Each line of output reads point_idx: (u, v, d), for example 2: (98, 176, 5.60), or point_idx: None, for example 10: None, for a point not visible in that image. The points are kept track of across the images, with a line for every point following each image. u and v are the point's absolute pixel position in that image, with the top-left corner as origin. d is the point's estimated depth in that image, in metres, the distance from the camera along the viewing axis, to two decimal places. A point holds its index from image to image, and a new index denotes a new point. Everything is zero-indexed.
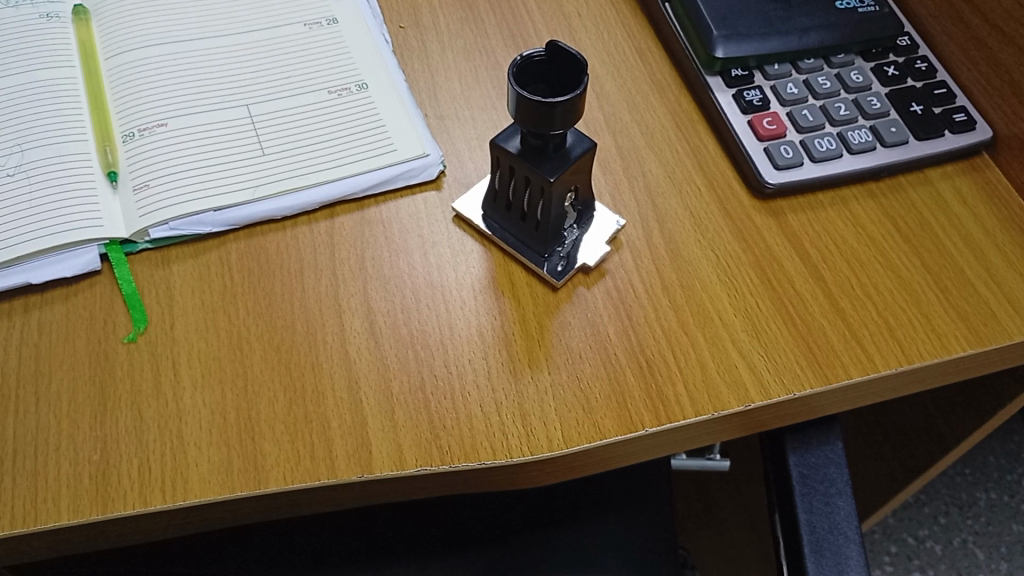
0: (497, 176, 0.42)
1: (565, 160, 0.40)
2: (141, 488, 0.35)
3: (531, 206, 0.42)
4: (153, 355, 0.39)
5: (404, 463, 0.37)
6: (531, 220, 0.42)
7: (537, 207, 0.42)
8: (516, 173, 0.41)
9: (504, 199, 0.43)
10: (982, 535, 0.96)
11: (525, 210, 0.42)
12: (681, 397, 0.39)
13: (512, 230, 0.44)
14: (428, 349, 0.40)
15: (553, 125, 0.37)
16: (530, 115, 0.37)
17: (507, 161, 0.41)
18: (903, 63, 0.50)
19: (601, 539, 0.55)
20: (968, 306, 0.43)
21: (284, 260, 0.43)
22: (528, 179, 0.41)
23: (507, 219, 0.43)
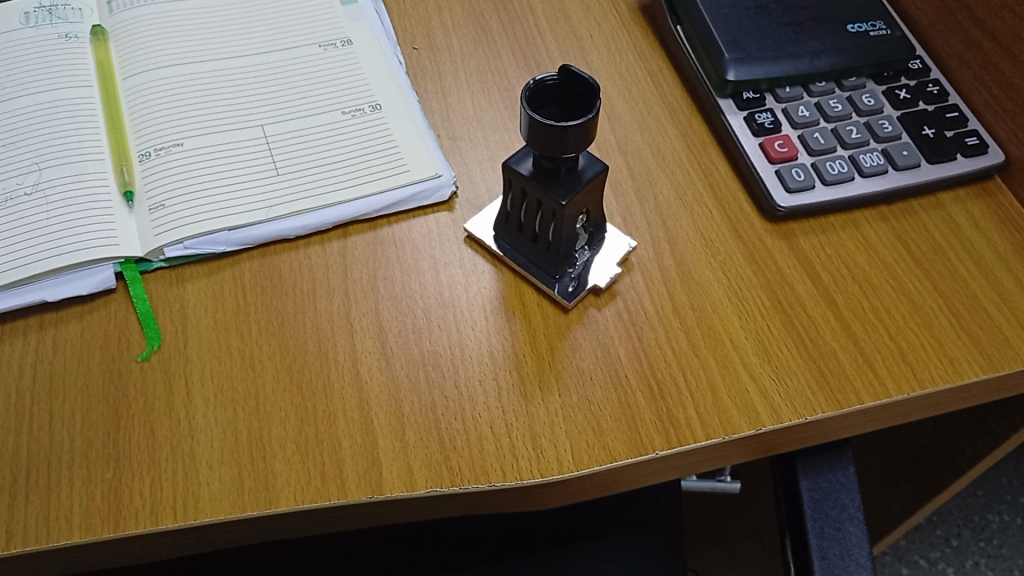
0: (509, 195, 0.43)
1: (578, 183, 0.40)
2: (153, 507, 0.36)
3: (543, 226, 0.42)
4: (166, 373, 0.39)
5: (414, 484, 0.37)
6: (542, 240, 0.42)
7: (549, 227, 0.42)
8: (527, 194, 0.41)
9: (516, 219, 0.43)
10: (995, 558, 0.95)
11: (537, 230, 0.42)
12: (691, 420, 0.39)
13: (523, 251, 0.44)
14: (439, 369, 0.40)
15: (566, 149, 0.37)
16: (544, 139, 0.37)
17: (518, 182, 0.41)
18: (915, 87, 0.50)
19: (609, 560, 0.55)
20: (981, 331, 0.43)
21: (296, 280, 0.43)
22: (540, 201, 0.41)
23: (519, 240, 0.44)
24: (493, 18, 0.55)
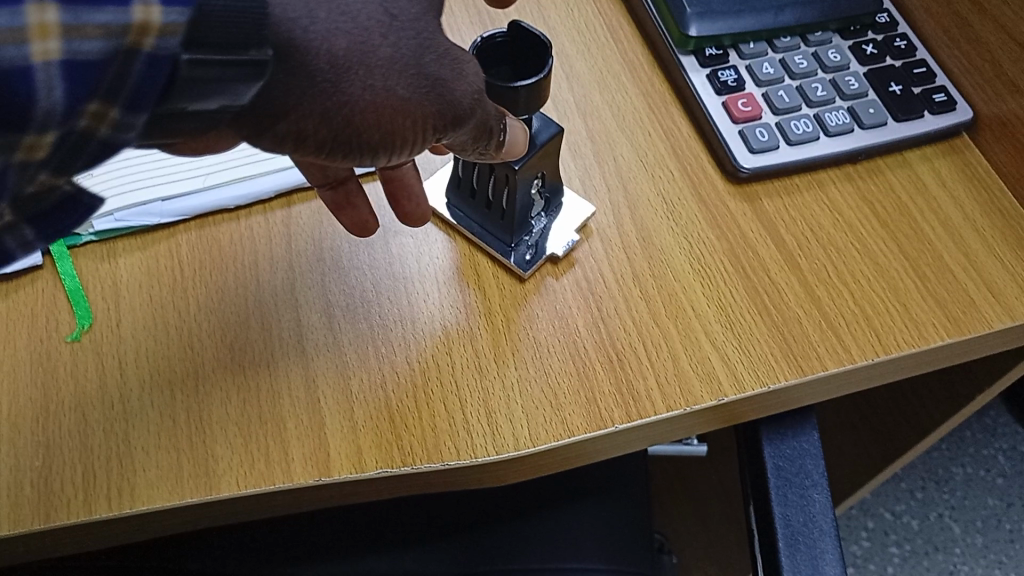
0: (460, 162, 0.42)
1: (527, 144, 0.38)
2: (85, 496, 0.34)
3: (497, 192, 0.41)
4: (99, 354, 0.37)
5: (364, 465, 0.35)
6: (497, 207, 0.41)
7: (504, 193, 0.41)
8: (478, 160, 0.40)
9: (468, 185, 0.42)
10: (958, 510, 0.97)
11: (491, 196, 0.41)
12: (652, 392, 0.38)
13: (477, 219, 0.42)
14: (389, 344, 0.39)
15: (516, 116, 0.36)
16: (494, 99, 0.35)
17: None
18: (882, 41, 0.49)
19: (573, 529, 0.54)
20: (947, 294, 0.42)
21: (237, 253, 0.41)
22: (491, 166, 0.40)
23: (472, 207, 0.42)
24: None
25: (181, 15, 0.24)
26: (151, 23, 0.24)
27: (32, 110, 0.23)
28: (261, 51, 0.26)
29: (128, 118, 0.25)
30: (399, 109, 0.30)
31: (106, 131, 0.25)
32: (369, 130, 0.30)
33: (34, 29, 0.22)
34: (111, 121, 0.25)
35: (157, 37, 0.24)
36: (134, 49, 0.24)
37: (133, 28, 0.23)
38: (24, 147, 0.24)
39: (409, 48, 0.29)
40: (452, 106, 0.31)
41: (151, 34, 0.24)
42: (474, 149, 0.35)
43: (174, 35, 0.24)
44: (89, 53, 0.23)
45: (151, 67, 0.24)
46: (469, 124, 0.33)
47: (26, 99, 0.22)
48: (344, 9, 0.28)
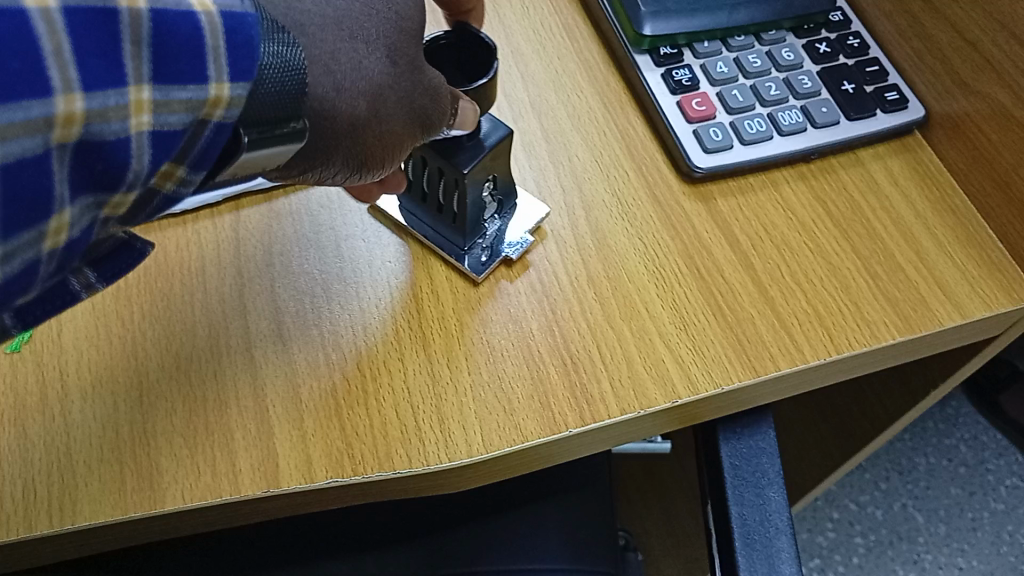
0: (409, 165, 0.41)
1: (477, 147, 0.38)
2: (25, 512, 0.33)
3: (448, 196, 0.40)
4: (39, 365, 0.36)
5: (313, 474, 0.35)
6: (449, 210, 0.41)
7: (456, 196, 0.40)
8: (427, 164, 0.40)
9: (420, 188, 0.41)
10: (921, 499, 0.98)
11: (443, 199, 0.40)
12: (605, 395, 0.38)
13: (429, 222, 0.42)
14: (339, 351, 0.38)
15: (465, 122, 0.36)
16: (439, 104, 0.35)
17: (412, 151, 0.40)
18: (835, 40, 0.49)
19: (537, 529, 0.54)
20: (898, 292, 0.42)
21: (183, 258, 0.40)
22: (440, 170, 0.39)
23: (424, 210, 0.42)
24: None
25: (246, 89, 0.26)
26: (222, 98, 0.26)
27: (121, 173, 0.25)
28: (300, 120, 0.28)
29: (193, 176, 0.27)
30: (398, 141, 0.32)
31: (170, 190, 0.27)
32: (372, 161, 0.32)
33: (132, 105, 0.24)
34: (176, 181, 0.27)
35: (225, 109, 0.26)
36: (205, 120, 0.26)
37: (206, 102, 0.25)
38: (111, 204, 0.26)
39: (404, 87, 0.31)
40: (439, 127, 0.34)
41: (220, 106, 0.26)
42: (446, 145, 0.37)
43: (239, 107, 0.26)
44: (172, 125, 0.25)
45: (218, 134, 0.26)
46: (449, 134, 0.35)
47: (118, 165, 0.25)
48: (353, 65, 0.29)
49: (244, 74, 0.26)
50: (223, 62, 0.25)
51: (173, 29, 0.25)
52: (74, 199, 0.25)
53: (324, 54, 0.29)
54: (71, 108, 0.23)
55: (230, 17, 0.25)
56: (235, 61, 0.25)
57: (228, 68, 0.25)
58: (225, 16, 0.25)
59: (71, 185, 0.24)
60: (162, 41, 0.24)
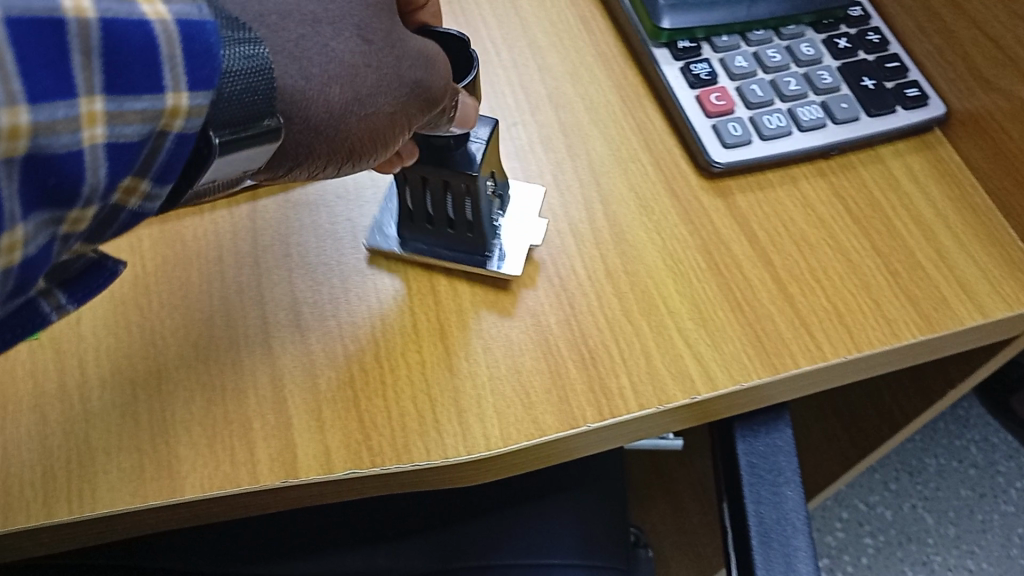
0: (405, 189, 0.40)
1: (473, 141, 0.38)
2: (45, 498, 0.33)
3: (460, 205, 0.39)
4: (57, 353, 0.36)
5: (331, 465, 0.35)
6: (463, 218, 0.40)
7: (468, 201, 0.39)
8: (429, 181, 0.39)
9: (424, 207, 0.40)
10: (931, 500, 0.98)
11: (454, 210, 0.40)
12: (624, 390, 0.38)
13: (442, 244, 0.41)
14: (357, 342, 0.38)
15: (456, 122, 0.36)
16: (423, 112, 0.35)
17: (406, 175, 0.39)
18: (855, 35, 0.48)
19: (547, 525, 0.54)
20: (918, 290, 0.42)
21: (201, 247, 0.40)
22: (448, 181, 0.38)
23: (434, 235, 0.40)
24: None
25: (207, 99, 0.24)
26: (182, 108, 0.24)
27: (76, 189, 0.23)
28: (273, 118, 0.27)
29: (156, 189, 0.25)
30: (391, 126, 0.32)
31: (135, 203, 0.25)
32: (369, 149, 0.32)
33: (85, 117, 0.22)
34: (141, 195, 0.25)
35: (185, 119, 0.24)
36: (165, 132, 0.24)
37: (164, 114, 0.24)
38: (69, 221, 0.24)
39: (386, 62, 0.31)
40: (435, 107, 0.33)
41: (180, 117, 0.24)
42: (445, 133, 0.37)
43: (201, 116, 0.25)
44: (129, 137, 0.23)
45: (179, 145, 0.25)
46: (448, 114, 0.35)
47: (72, 181, 0.23)
48: (320, 49, 0.29)
49: (204, 83, 0.24)
50: (182, 70, 0.23)
51: (126, 37, 0.22)
52: (28, 215, 0.23)
53: (288, 43, 0.29)
54: (17, 121, 0.21)
55: (189, 23, 0.24)
56: (195, 68, 0.24)
57: (187, 77, 0.24)
58: (184, 23, 0.23)
59: (23, 202, 0.22)
60: (115, 47, 0.22)
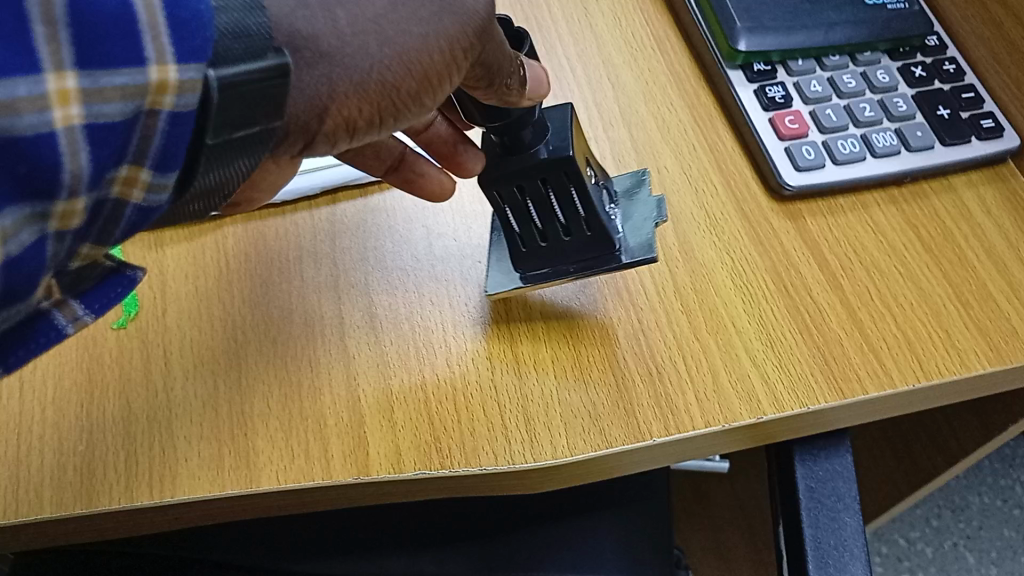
0: (501, 215, 0.39)
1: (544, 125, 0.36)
2: (128, 482, 0.35)
3: (564, 202, 0.38)
4: (143, 342, 0.38)
5: (402, 465, 0.36)
6: (569, 218, 0.38)
7: (568, 192, 0.37)
8: (523, 192, 0.37)
9: (528, 223, 0.39)
10: (973, 539, 0.96)
11: (558, 213, 0.38)
12: (690, 407, 0.38)
13: (563, 263, 0.40)
14: (430, 345, 0.39)
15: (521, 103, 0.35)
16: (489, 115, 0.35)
17: (494, 197, 0.38)
18: (931, 64, 0.48)
19: (601, 539, 0.53)
20: (990, 322, 0.41)
21: (282, 247, 0.41)
22: (542, 179, 0.37)
23: (552, 255, 0.40)
24: None
25: (198, 72, 0.25)
26: (167, 82, 0.24)
27: (59, 177, 0.24)
28: (280, 55, 0.26)
29: (160, 179, 0.26)
30: (421, 66, 0.30)
31: (140, 196, 0.26)
32: (404, 98, 0.31)
33: (52, 95, 0.23)
34: (143, 184, 0.26)
35: (175, 95, 0.24)
36: (156, 109, 0.24)
37: (149, 88, 0.24)
38: (58, 215, 0.25)
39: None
40: (480, 57, 0.32)
41: (170, 93, 0.24)
42: (519, 106, 0.35)
43: (193, 93, 0.25)
44: (109, 116, 0.24)
45: (175, 125, 0.25)
46: (506, 68, 0.33)
47: (51, 166, 0.23)
48: None
49: (193, 55, 0.25)
50: (170, 41, 0.24)
51: (95, 9, 0.23)
52: (7, 208, 0.23)
53: None
54: None
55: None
56: (180, 41, 0.24)
57: (175, 50, 0.24)
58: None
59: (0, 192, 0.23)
60: (84, 25, 0.23)
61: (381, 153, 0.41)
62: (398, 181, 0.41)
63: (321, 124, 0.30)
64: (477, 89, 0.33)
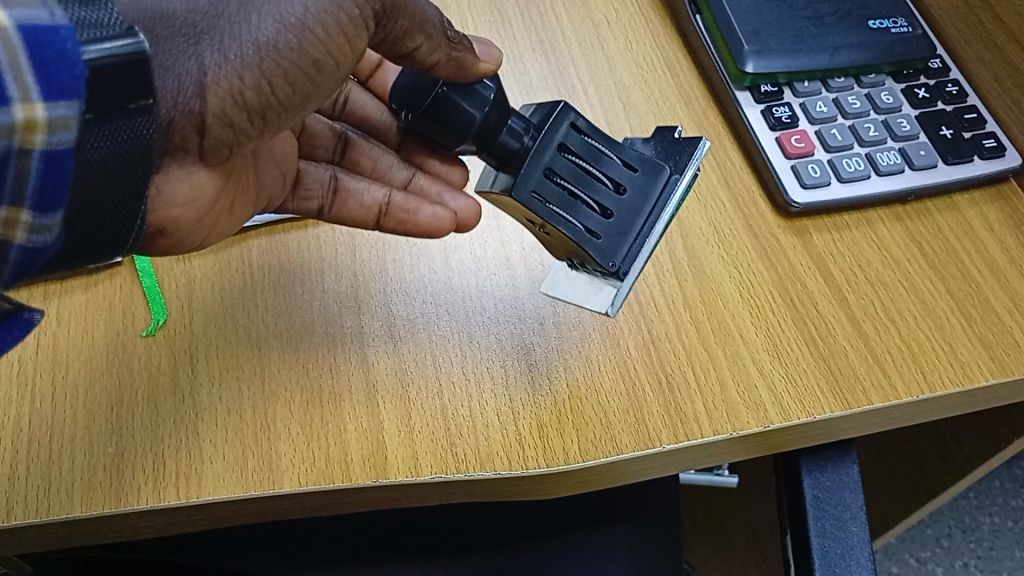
0: (564, 220, 0.38)
1: (518, 124, 0.38)
2: (155, 483, 0.36)
3: (592, 158, 0.39)
4: (171, 349, 0.40)
5: (419, 469, 0.37)
6: (609, 174, 0.39)
7: (586, 144, 0.39)
8: (557, 176, 0.38)
9: (587, 207, 0.39)
10: (983, 560, 0.96)
11: (598, 176, 0.39)
12: (699, 416, 0.39)
13: (644, 217, 0.39)
14: (446, 354, 0.40)
15: (475, 106, 0.37)
16: (445, 118, 0.37)
17: (540, 203, 0.38)
18: (934, 86, 0.50)
19: (608, 547, 0.54)
20: (992, 336, 0.42)
21: (304, 258, 0.43)
22: (560, 147, 0.39)
23: (630, 216, 0.39)
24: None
25: (66, 109, 0.26)
26: (37, 121, 0.25)
27: None
28: (137, 40, 0.27)
29: (43, 219, 0.27)
30: (298, 18, 0.33)
31: (25, 238, 0.27)
32: (293, 58, 0.33)
33: None
34: (26, 226, 0.27)
35: (46, 133, 0.26)
36: (29, 149, 0.26)
37: (18, 127, 0.25)
38: None
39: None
40: (399, 13, 0.35)
41: (41, 130, 0.25)
42: (477, 67, 0.37)
43: (64, 128, 0.26)
44: None
45: (49, 163, 0.26)
46: (434, 22, 0.36)
47: None
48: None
49: (62, 92, 0.26)
50: (37, 80, 0.25)
51: None
52: None
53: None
54: None
55: (38, 30, 0.25)
56: (46, 78, 0.25)
57: (41, 88, 0.25)
58: (32, 30, 0.25)
59: None
60: None
61: (366, 203, 0.43)
62: (391, 224, 0.42)
63: (205, 102, 0.32)
64: (427, 55, 0.36)
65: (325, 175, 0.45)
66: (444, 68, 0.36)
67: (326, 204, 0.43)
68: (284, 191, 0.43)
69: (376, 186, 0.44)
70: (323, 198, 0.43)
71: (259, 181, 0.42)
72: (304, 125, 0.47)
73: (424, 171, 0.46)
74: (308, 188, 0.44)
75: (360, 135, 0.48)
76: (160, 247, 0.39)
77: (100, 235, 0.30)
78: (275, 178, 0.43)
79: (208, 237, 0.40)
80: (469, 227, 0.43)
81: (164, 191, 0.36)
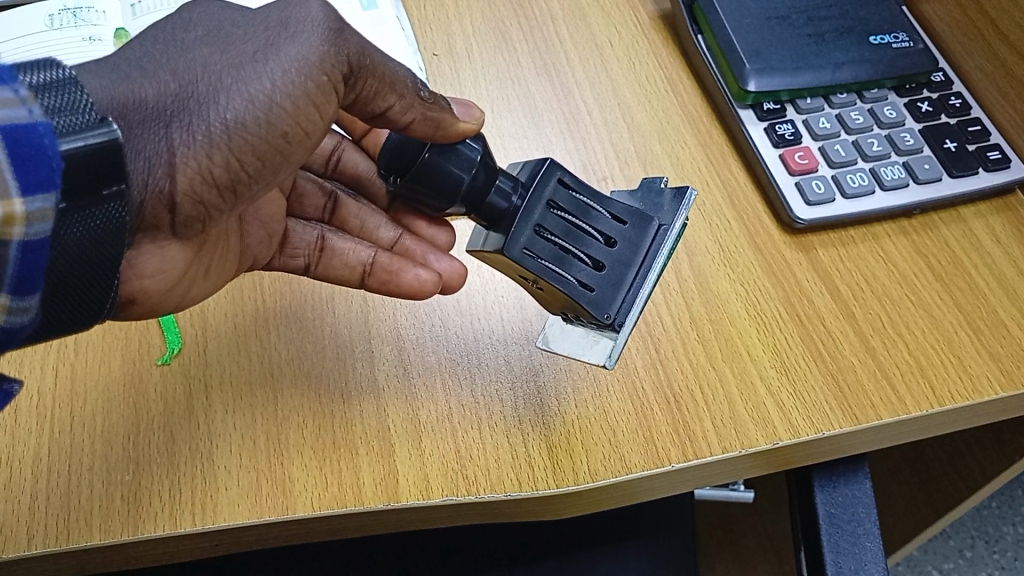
0: (555, 275, 0.37)
1: (506, 183, 0.37)
2: (170, 510, 0.37)
3: (582, 213, 0.38)
4: (185, 376, 0.40)
5: (430, 492, 0.37)
6: (599, 227, 0.38)
7: (574, 199, 0.38)
8: (546, 232, 0.38)
9: (578, 261, 0.38)
10: (1008, 572, 0.94)
11: (588, 229, 0.38)
12: (708, 433, 0.39)
13: (638, 272, 0.38)
14: (455, 377, 0.41)
15: (462, 169, 0.36)
16: (429, 181, 0.37)
17: (532, 259, 0.37)
18: (937, 100, 0.50)
19: (624, 565, 0.54)
20: (1000, 348, 0.42)
21: (314, 287, 0.44)
22: (548, 202, 0.38)
23: (624, 271, 0.38)
24: (513, 24, 0.55)
25: (46, 202, 0.27)
26: (17, 215, 0.27)
27: None
28: (108, 128, 0.28)
29: (21, 302, 0.29)
30: (266, 94, 0.33)
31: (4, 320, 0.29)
32: (261, 133, 0.34)
33: None
34: (4, 309, 0.28)
35: (24, 225, 0.27)
36: (7, 241, 0.27)
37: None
38: None
39: (217, 62, 0.33)
40: (366, 74, 0.35)
41: (18, 223, 0.27)
42: (456, 126, 0.37)
43: (41, 220, 0.27)
44: None
45: (26, 253, 0.28)
46: (404, 82, 0.36)
47: None
48: (165, 65, 0.33)
49: (39, 186, 0.27)
50: (15, 176, 0.27)
51: None
52: None
53: (135, 71, 0.32)
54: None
55: (14, 130, 0.27)
56: (25, 174, 0.27)
57: (19, 184, 0.27)
58: (9, 130, 0.27)
59: None
60: None
61: (351, 261, 0.43)
62: (374, 284, 0.42)
63: (174, 182, 0.33)
64: (400, 114, 0.37)
65: (312, 235, 0.45)
66: (419, 127, 0.37)
67: (312, 261, 0.44)
68: (270, 250, 0.44)
69: (362, 244, 0.45)
70: (309, 256, 0.44)
71: (243, 241, 0.43)
72: (293, 183, 0.47)
73: (411, 232, 0.46)
74: (295, 247, 0.45)
75: (349, 194, 0.49)
76: (135, 315, 0.39)
77: (75, 310, 0.31)
78: (260, 238, 0.43)
79: (182, 301, 0.40)
80: (454, 289, 0.42)
81: (135, 263, 0.37)
